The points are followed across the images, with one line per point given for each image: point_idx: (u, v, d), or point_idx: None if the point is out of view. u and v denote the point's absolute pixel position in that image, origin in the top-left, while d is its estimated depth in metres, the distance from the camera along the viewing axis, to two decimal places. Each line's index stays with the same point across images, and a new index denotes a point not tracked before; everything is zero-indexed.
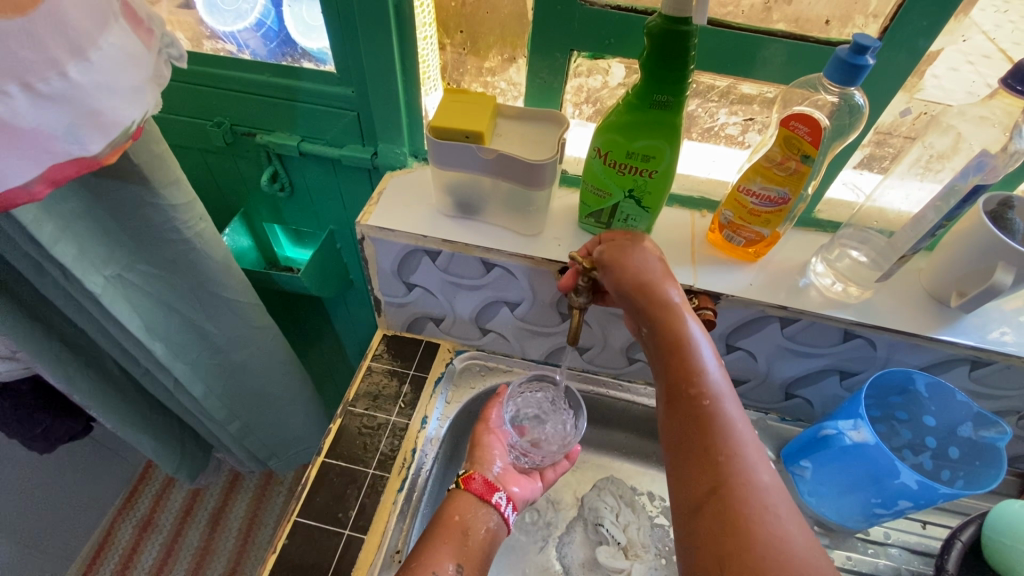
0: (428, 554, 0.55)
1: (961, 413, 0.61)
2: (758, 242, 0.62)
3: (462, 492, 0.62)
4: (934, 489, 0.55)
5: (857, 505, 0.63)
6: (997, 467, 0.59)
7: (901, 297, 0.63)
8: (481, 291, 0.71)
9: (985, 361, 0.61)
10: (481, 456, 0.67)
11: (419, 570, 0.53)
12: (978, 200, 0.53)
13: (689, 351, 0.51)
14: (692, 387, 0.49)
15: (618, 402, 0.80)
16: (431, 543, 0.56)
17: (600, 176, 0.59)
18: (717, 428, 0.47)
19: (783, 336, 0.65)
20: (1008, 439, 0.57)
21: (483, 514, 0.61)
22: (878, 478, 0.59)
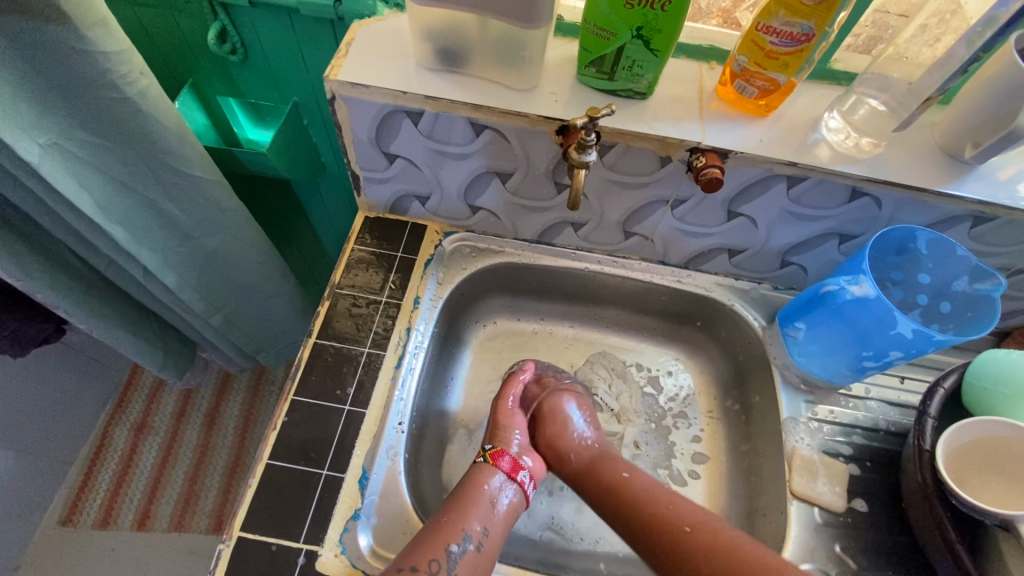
0: (456, 512, 0.55)
1: (959, 268, 0.61)
2: (772, 92, 0.58)
3: (491, 467, 0.61)
4: (928, 337, 0.56)
5: (844, 360, 0.65)
6: (989, 317, 0.60)
7: (913, 153, 0.60)
8: (471, 160, 0.65)
9: (988, 217, 0.60)
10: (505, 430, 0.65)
11: (446, 529, 0.53)
12: (1015, 31, 0.48)
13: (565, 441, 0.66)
14: (594, 474, 0.63)
15: (614, 280, 0.79)
16: (459, 505, 0.56)
17: (604, 13, 0.52)
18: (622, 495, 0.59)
19: (788, 199, 0.63)
20: (1002, 289, 0.58)
21: (514, 492, 0.60)
22: (873, 332, 0.60)
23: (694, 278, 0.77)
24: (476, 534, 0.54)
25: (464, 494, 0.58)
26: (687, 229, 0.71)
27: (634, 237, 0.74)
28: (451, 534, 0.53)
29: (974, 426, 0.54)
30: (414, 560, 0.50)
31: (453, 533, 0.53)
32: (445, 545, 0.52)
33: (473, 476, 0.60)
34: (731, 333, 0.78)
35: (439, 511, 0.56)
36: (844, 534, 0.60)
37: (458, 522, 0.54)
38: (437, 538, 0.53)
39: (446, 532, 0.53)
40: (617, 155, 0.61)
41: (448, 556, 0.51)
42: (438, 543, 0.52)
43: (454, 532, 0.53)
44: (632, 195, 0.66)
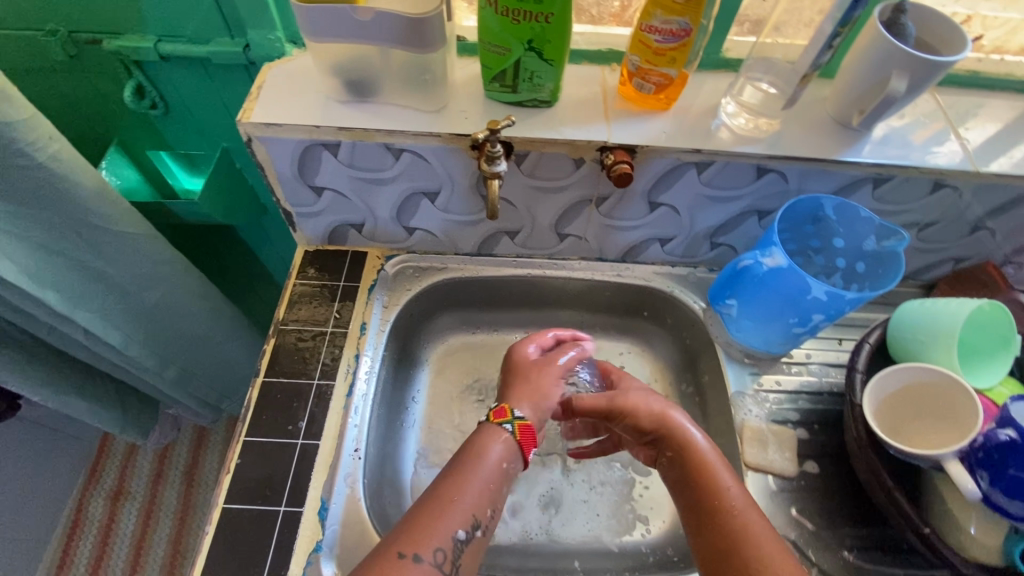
0: (462, 489, 0.53)
1: (865, 229, 0.64)
2: (667, 86, 0.61)
3: (514, 437, 0.57)
4: (840, 297, 0.59)
5: (776, 331, 0.68)
6: (897, 271, 0.63)
7: (809, 126, 0.64)
8: (396, 183, 0.67)
9: (886, 177, 0.64)
10: (537, 397, 0.62)
11: (455, 511, 0.51)
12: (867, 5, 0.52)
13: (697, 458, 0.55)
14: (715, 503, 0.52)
15: (557, 281, 0.81)
16: (465, 481, 0.54)
17: (495, 30, 0.55)
18: (698, 482, 0.54)
19: (700, 183, 0.66)
20: (904, 244, 0.61)
21: (519, 461, 0.58)
22: (794, 299, 0.63)
23: (633, 270, 0.80)
24: (484, 518, 0.53)
25: (468, 458, 0.56)
26: (616, 224, 0.73)
27: (568, 238, 0.76)
28: (459, 509, 0.52)
29: (898, 372, 0.57)
30: (418, 549, 0.49)
31: (459, 518, 0.51)
32: (451, 531, 0.50)
33: (477, 437, 0.58)
34: (677, 318, 0.80)
35: (439, 478, 0.55)
36: (798, 498, 0.62)
37: (462, 495, 0.53)
38: (446, 524, 0.50)
39: (454, 516, 0.51)
40: (533, 162, 0.63)
41: (454, 543, 0.50)
42: (444, 531, 0.50)
43: (461, 517, 0.51)
44: (556, 198, 0.69)
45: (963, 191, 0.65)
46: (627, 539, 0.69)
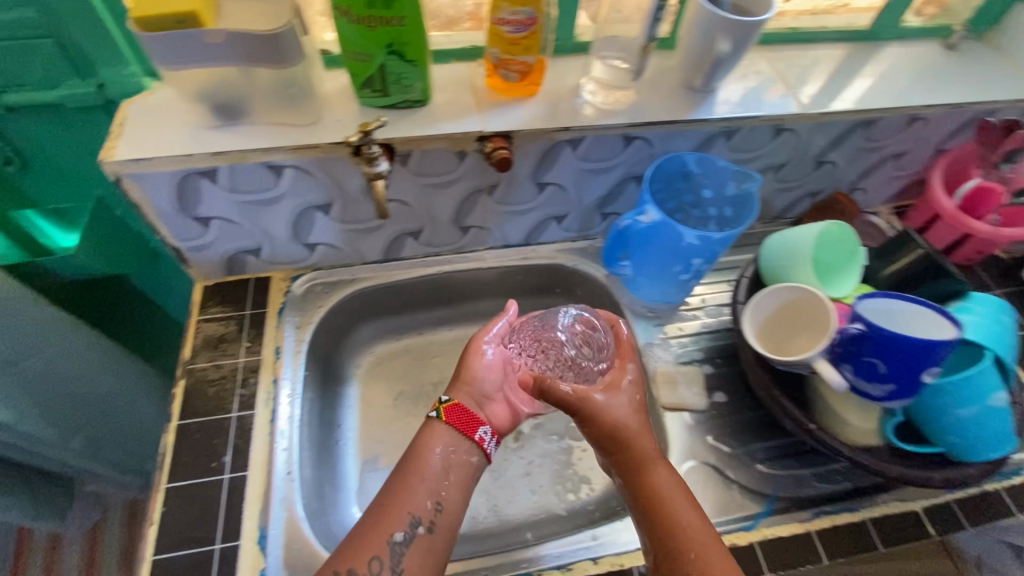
0: (401, 494, 0.58)
1: (725, 176, 0.71)
2: (529, 72, 0.65)
3: (444, 423, 0.63)
4: (710, 241, 0.64)
5: (668, 281, 0.73)
6: (754, 210, 0.69)
7: (662, 94, 0.70)
8: (284, 202, 0.66)
9: (734, 130, 0.72)
10: (468, 385, 0.68)
11: (388, 519, 0.56)
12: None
13: (649, 479, 0.55)
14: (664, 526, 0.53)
15: (469, 273, 0.83)
16: (406, 482, 0.59)
17: (354, 38, 0.57)
18: (651, 506, 0.54)
19: (578, 158, 0.71)
20: (757, 185, 0.67)
21: (464, 448, 0.63)
22: (673, 249, 0.68)
23: (538, 250, 0.84)
24: (424, 516, 0.57)
25: (414, 459, 0.61)
26: (511, 209, 0.77)
27: (471, 230, 0.79)
28: (400, 510, 0.57)
29: (770, 296, 0.64)
30: (359, 561, 0.53)
31: (398, 519, 0.56)
32: (388, 535, 0.55)
33: (419, 436, 0.63)
34: (586, 289, 0.85)
35: (387, 481, 0.60)
36: (712, 426, 0.69)
37: (406, 497, 0.58)
38: (380, 530, 0.55)
39: (390, 521, 0.56)
40: (417, 160, 0.65)
41: (392, 547, 0.54)
42: (382, 534, 0.55)
43: (398, 519, 0.56)
44: (449, 192, 0.71)
45: (801, 132, 0.74)
46: (573, 501, 0.72)
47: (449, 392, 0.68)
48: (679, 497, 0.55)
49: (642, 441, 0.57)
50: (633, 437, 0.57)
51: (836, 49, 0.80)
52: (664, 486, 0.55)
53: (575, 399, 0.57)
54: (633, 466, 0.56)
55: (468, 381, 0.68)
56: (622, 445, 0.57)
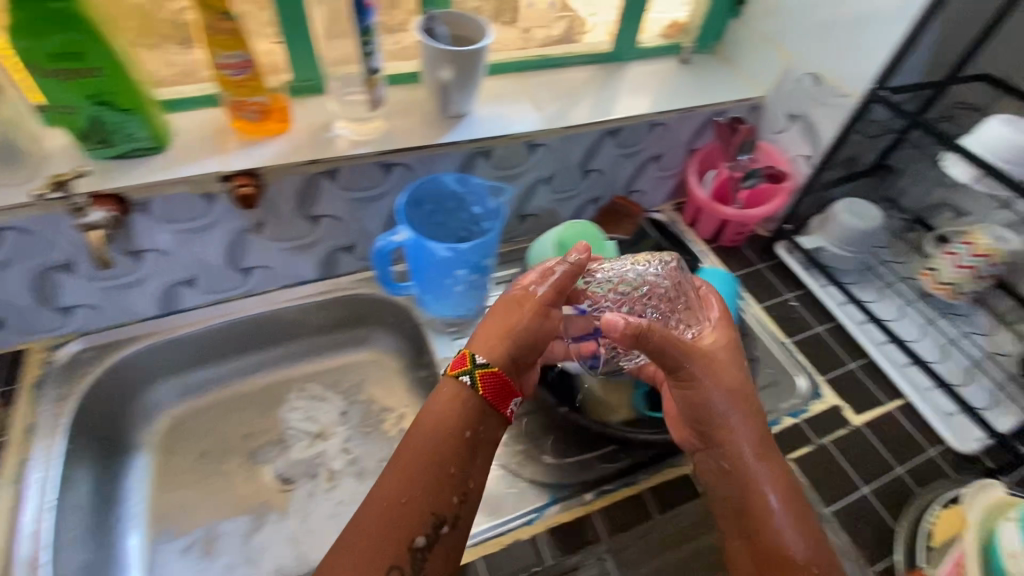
0: (396, 495, 0.49)
1: (482, 192, 0.76)
2: (268, 110, 0.67)
3: (480, 395, 0.54)
4: (460, 251, 0.67)
5: (442, 294, 0.75)
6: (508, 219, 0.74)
7: (415, 121, 0.75)
8: (12, 266, 0.63)
9: (488, 149, 0.77)
10: (503, 329, 0.58)
11: (410, 519, 0.49)
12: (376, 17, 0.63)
13: (735, 454, 0.56)
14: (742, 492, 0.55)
15: (264, 315, 0.82)
16: (408, 481, 0.50)
17: (52, 92, 0.56)
18: (738, 475, 0.55)
19: (340, 189, 0.73)
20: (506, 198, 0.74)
21: (491, 423, 0.55)
22: (436, 264, 0.70)
23: (336, 283, 0.85)
24: (449, 515, 0.50)
25: (446, 436, 0.52)
26: (290, 245, 0.77)
27: (255, 271, 0.78)
28: (434, 505, 0.50)
29: None
30: None
31: (418, 522, 0.49)
32: (411, 541, 0.48)
33: (444, 409, 0.53)
34: (391, 314, 0.86)
35: (410, 460, 0.51)
36: None
37: (449, 475, 0.51)
38: (404, 530, 0.48)
39: (415, 517, 0.49)
40: (160, 207, 0.65)
41: (412, 554, 0.48)
42: (376, 561, 0.47)
43: (418, 520, 0.49)
44: (213, 236, 0.71)
45: (554, 145, 0.82)
46: None
47: (472, 347, 0.58)
48: (765, 473, 0.55)
49: (744, 395, 0.58)
50: (729, 394, 0.57)
51: (584, 70, 0.89)
52: (750, 461, 0.56)
53: (677, 359, 0.55)
54: (716, 438, 0.57)
55: (515, 336, 0.58)
56: (711, 414, 0.57)
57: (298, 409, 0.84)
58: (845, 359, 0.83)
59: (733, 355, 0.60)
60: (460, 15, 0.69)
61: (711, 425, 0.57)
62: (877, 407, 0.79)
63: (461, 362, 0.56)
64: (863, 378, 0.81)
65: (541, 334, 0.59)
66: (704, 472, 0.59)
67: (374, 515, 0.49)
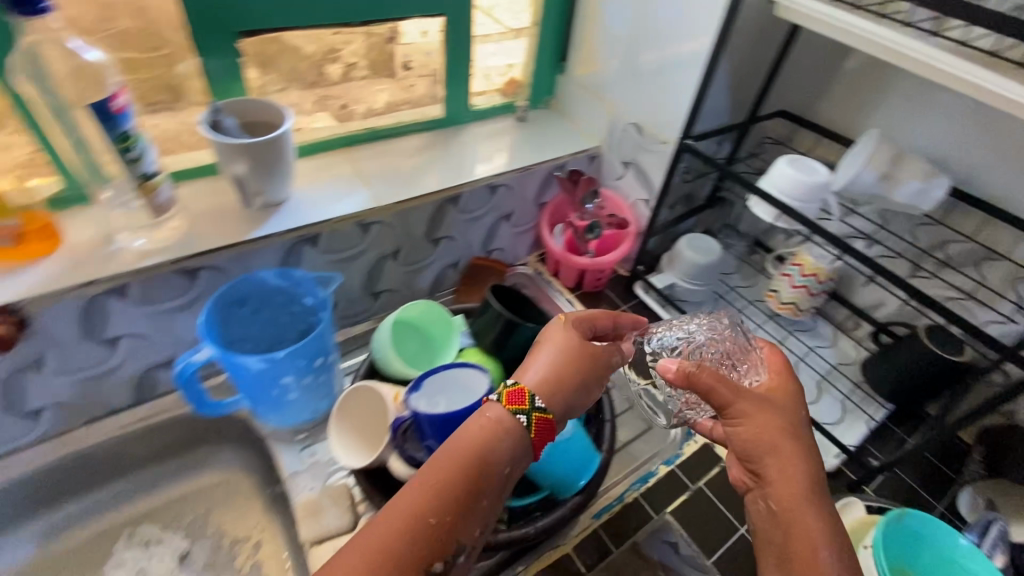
0: (438, 508, 0.41)
1: (308, 287, 0.69)
2: (23, 233, 0.60)
3: (526, 435, 0.46)
4: (277, 362, 0.60)
5: (276, 406, 0.66)
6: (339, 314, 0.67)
7: (220, 219, 0.68)
8: None
9: (313, 236, 0.71)
10: (552, 378, 0.50)
11: (439, 538, 0.41)
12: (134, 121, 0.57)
13: (783, 489, 0.46)
14: (791, 538, 0.44)
15: (66, 460, 0.69)
16: (442, 494, 0.42)
17: None
18: (787, 514, 0.45)
19: (134, 306, 0.63)
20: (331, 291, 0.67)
21: (524, 464, 0.46)
22: (255, 378, 0.62)
23: (159, 404, 0.74)
24: (471, 545, 0.43)
25: (495, 468, 0.44)
26: (85, 375, 0.66)
27: (43, 411, 0.66)
28: (455, 540, 0.42)
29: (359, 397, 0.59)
30: None
31: (438, 547, 0.41)
32: (427, 566, 0.40)
33: (480, 439, 0.44)
34: (232, 428, 0.76)
35: (456, 474, 0.42)
36: None
37: (473, 518, 0.43)
38: (433, 546, 0.41)
39: (438, 538, 0.41)
40: None
41: None
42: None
43: (433, 548, 0.41)
44: None
45: (391, 221, 0.77)
46: None
47: (519, 376, 0.51)
48: (826, 531, 0.44)
49: (807, 445, 0.48)
50: (793, 438, 0.48)
51: (418, 137, 0.87)
52: (810, 514, 0.44)
53: (726, 390, 0.49)
54: (770, 480, 0.47)
55: (563, 372, 0.51)
56: (768, 450, 0.47)
57: (125, 564, 0.70)
58: None
59: (792, 400, 0.52)
60: (262, 103, 0.66)
61: (754, 458, 0.48)
62: None
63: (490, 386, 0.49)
64: None
65: (589, 372, 0.52)
66: (755, 521, 0.48)
67: (391, 518, 0.41)
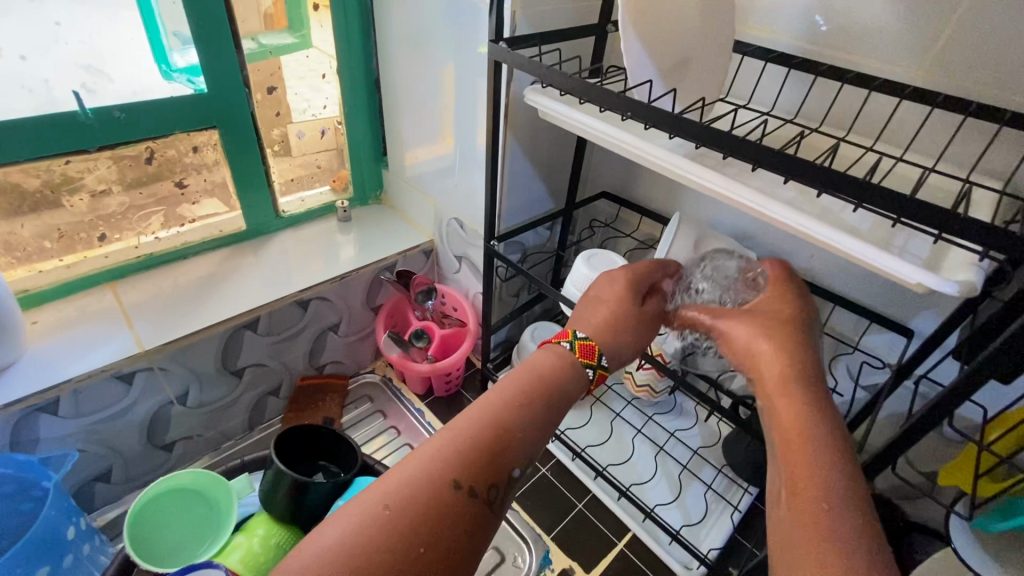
0: (502, 411, 0.37)
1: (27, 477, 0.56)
2: None
3: (588, 381, 0.43)
4: None
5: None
6: (66, 504, 0.56)
7: None
8: None
9: (51, 404, 0.58)
10: (614, 321, 0.45)
11: (509, 443, 0.36)
12: None
13: (775, 367, 0.38)
14: (786, 420, 0.36)
15: None
16: (513, 402, 0.38)
17: None
18: (779, 394, 0.37)
19: None
20: (58, 475, 0.56)
21: (579, 392, 0.42)
22: None
23: None
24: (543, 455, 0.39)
25: (561, 395, 0.40)
26: None
27: None
28: (516, 456, 0.36)
29: None
30: (391, 497, 0.32)
31: (512, 454, 0.36)
32: (508, 470, 0.36)
33: (551, 356, 0.42)
34: None
35: (521, 388, 0.39)
36: None
37: (542, 436, 0.38)
38: (504, 453, 0.36)
39: (508, 442, 0.36)
40: None
41: (508, 481, 0.36)
42: (468, 473, 0.34)
43: (511, 453, 0.36)
44: None
45: (166, 364, 0.65)
46: None
47: (572, 321, 0.46)
48: (825, 407, 0.36)
49: (805, 332, 0.40)
50: (784, 324, 0.40)
51: (212, 258, 0.77)
52: (797, 401, 0.36)
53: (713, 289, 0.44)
54: (758, 366, 0.39)
55: (609, 319, 0.45)
56: (759, 333, 0.40)
57: None
58: (571, 499, 0.76)
59: (795, 299, 0.43)
60: None
61: (748, 357, 0.40)
62: (609, 550, 0.72)
63: (561, 333, 0.44)
64: (591, 519, 0.75)
65: (639, 333, 0.46)
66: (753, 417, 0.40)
67: (467, 415, 0.37)
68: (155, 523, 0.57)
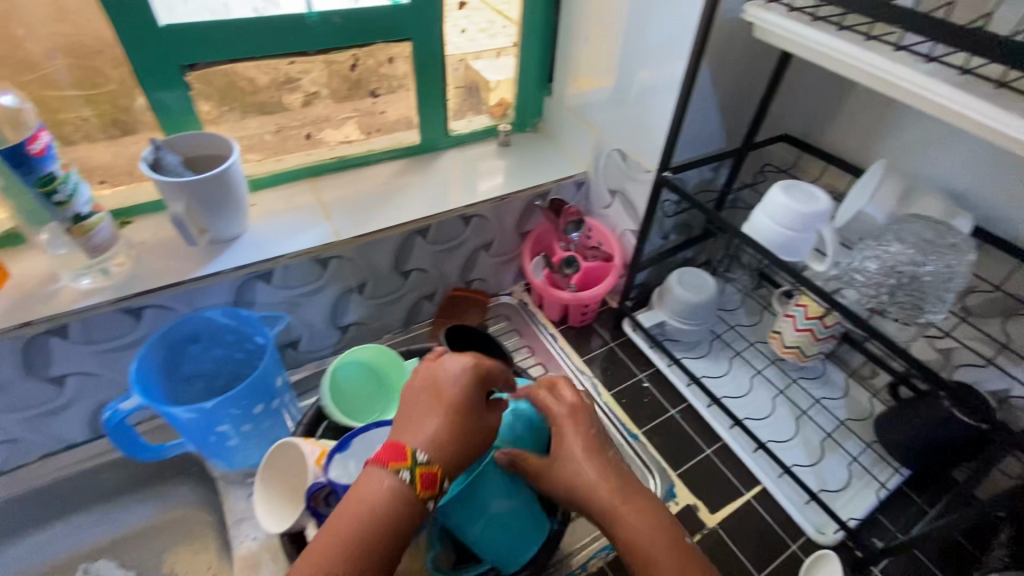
0: (387, 510, 0.40)
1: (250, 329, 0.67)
2: None
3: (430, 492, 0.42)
4: (207, 411, 0.58)
5: (218, 454, 0.65)
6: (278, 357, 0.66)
7: (168, 255, 0.66)
8: None
9: (266, 273, 0.68)
10: (444, 437, 0.44)
11: (389, 540, 0.40)
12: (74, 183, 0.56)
13: (592, 496, 0.46)
14: (618, 531, 0.45)
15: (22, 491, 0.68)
16: (393, 505, 0.40)
17: None
18: (606, 516, 0.45)
19: (77, 345, 0.62)
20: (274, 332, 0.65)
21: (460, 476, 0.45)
22: (186, 428, 0.60)
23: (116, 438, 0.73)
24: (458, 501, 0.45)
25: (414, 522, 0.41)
26: (32, 412, 0.65)
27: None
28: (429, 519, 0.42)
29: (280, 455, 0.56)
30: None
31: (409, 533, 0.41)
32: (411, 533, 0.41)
33: (429, 430, 0.45)
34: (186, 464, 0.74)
35: (374, 524, 0.39)
36: None
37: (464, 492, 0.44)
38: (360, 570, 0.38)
39: (391, 538, 0.40)
40: None
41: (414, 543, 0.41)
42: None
43: (397, 543, 0.40)
44: None
45: (351, 255, 0.73)
46: None
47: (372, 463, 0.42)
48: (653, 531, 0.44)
49: (615, 466, 0.48)
50: (593, 464, 0.48)
51: (391, 166, 0.83)
52: (638, 514, 0.45)
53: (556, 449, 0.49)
54: (581, 498, 0.47)
55: (454, 428, 0.45)
56: (579, 481, 0.47)
57: None
58: (700, 444, 0.76)
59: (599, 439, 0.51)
60: (210, 136, 0.64)
61: (577, 485, 0.47)
62: (735, 498, 0.71)
63: (401, 455, 0.42)
64: (719, 466, 0.74)
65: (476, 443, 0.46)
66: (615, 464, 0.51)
67: (359, 510, 0.40)
68: (342, 384, 0.66)
